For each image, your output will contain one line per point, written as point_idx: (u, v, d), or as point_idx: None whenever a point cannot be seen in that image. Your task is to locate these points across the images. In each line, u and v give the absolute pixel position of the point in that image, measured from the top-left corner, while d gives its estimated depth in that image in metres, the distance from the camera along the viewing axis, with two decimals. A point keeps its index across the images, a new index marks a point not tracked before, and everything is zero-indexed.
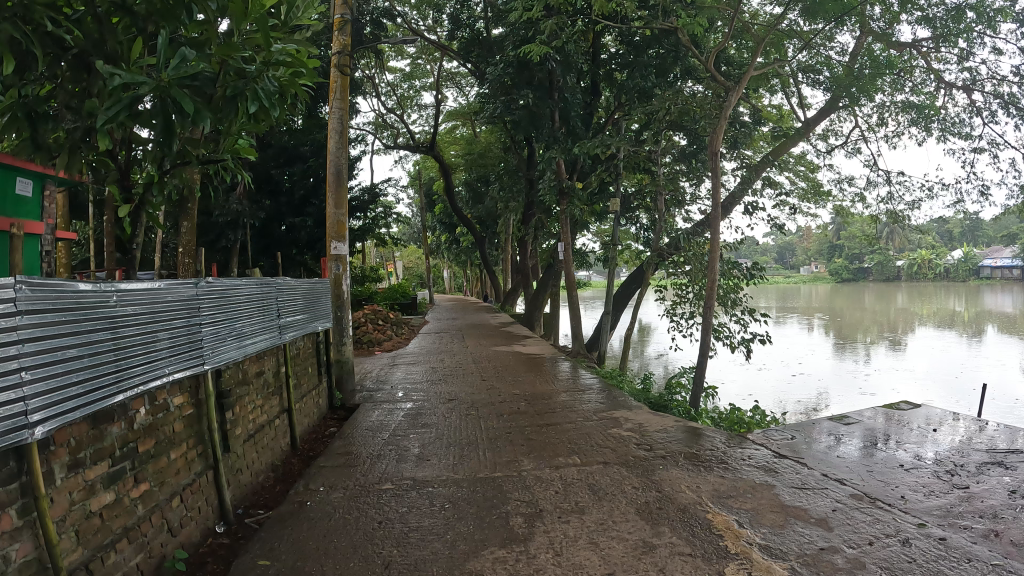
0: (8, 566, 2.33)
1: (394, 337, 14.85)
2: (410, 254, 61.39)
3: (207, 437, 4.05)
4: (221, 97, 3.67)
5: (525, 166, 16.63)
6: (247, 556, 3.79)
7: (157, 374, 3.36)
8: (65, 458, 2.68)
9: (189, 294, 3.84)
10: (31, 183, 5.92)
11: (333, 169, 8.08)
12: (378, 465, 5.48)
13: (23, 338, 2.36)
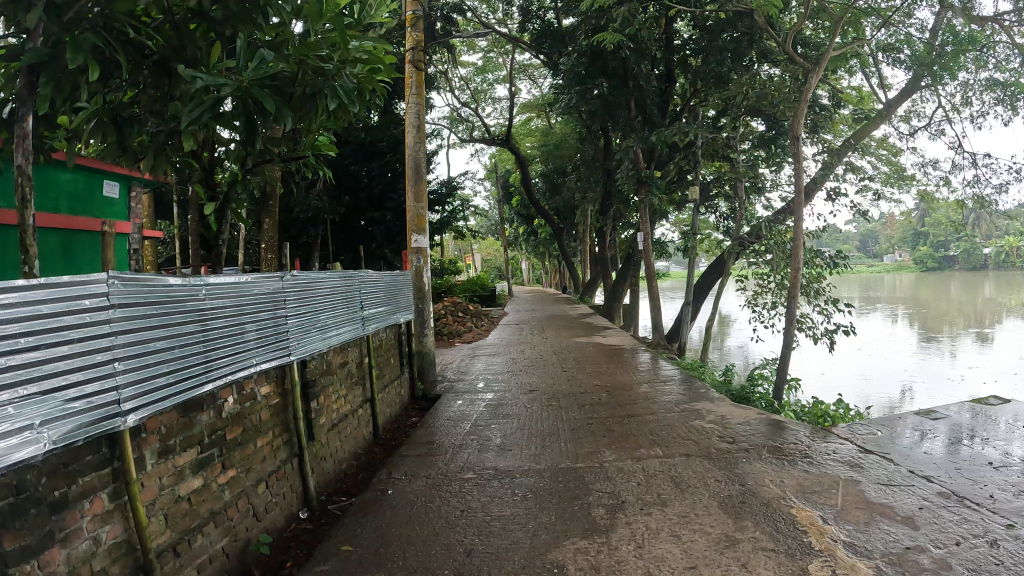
0: (101, 547, 2.47)
1: (474, 329, 14.98)
2: (486, 246, 61.80)
3: (293, 425, 4.20)
4: (301, 96, 3.79)
5: (602, 156, 16.48)
6: (330, 542, 3.91)
7: (246, 365, 3.50)
8: (156, 445, 2.82)
9: (275, 287, 3.98)
10: (118, 185, 6.59)
11: (412, 164, 8.21)
12: (461, 455, 5.57)
13: (117, 331, 2.50)
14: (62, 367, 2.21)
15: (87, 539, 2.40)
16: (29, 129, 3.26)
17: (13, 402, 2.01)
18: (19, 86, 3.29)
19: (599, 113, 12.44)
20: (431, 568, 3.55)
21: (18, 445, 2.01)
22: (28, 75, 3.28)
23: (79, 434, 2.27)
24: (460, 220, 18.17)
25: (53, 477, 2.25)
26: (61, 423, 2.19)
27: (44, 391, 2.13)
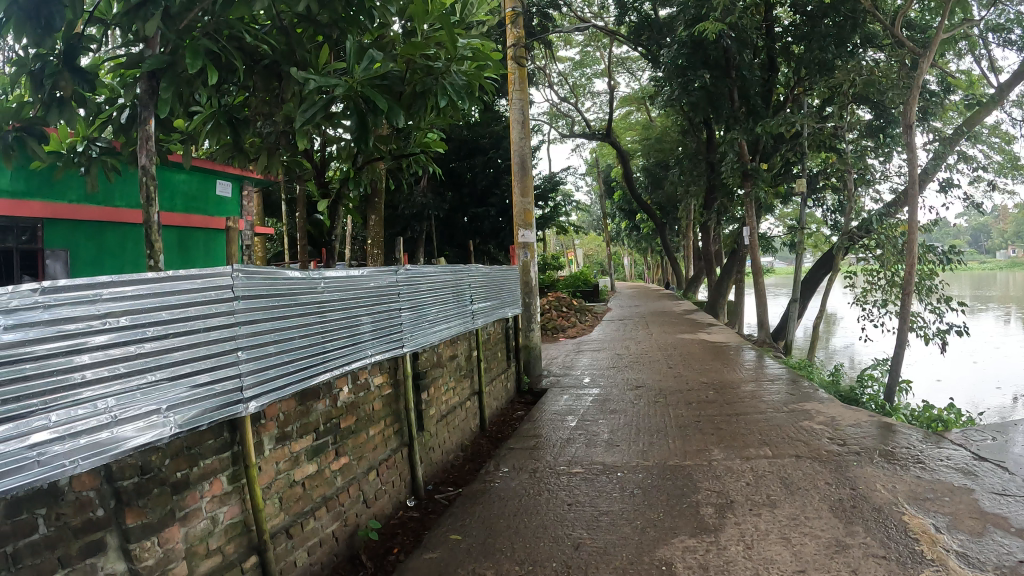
0: (218, 526, 2.60)
1: (578, 324, 14.96)
2: (590, 242, 61.62)
3: (404, 415, 4.33)
4: (410, 94, 3.88)
5: (705, 149, 16.09)
6: (439, 531, 4.00)
7: (360, 356, 3.64)
8: (273, 431, 2.96)
9: (389, 281, 4.11)
10: (230, 185, 7.04)
11: (517, 160, 8.26)
12: (569, 449, 5.59)
13: (239, 321, 2.65)
14: (189, 354, 2.36)
15: (206, 518, 2.54)
16: (151, 132, 3.50)
17: (143, 388, 2.16)
18: (141, 92, 3.53)
19: (702, 105, 12.16)
20: (538, 559, 3.58)
21: (146, 427, 2.16)
22: (150, 81, 3.52)
23: (203, 419, 2.41)
24: (563, 216, 18.18)
25: (176, 459, 2.39)
26: (185, 408, 2.34)
27: (171, 377, 2.28)
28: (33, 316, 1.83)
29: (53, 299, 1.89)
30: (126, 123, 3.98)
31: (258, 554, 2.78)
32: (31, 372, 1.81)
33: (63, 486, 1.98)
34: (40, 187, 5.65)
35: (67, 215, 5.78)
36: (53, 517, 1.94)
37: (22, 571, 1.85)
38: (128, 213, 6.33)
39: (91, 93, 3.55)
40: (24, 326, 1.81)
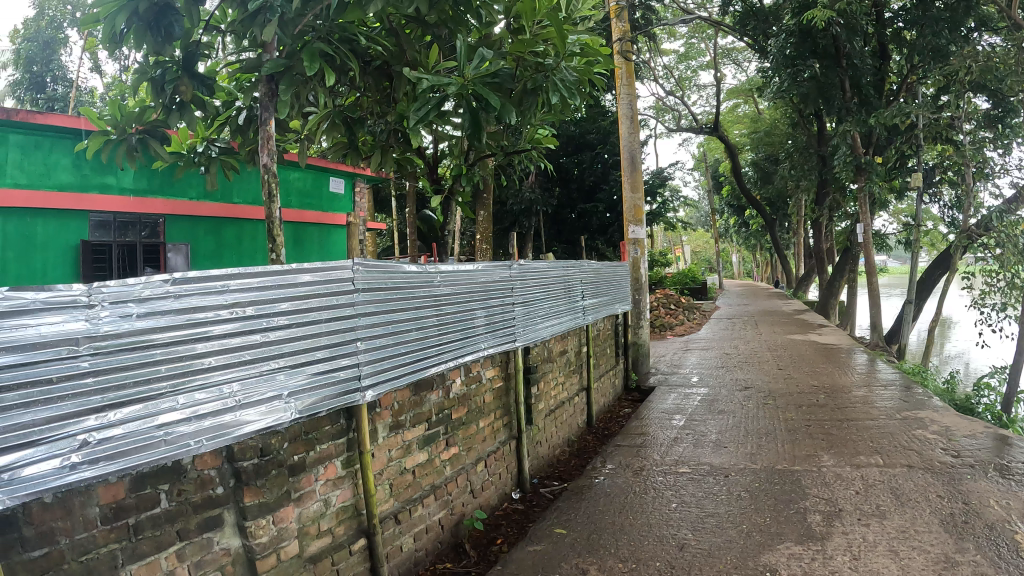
0: (330, 508, 2.70)
1: (686, 322, 14.71)
2: (699, 238, 60.51)
3: (514, 409, 4.40)
4: (521, 91, 3.91)
5: (816, 142, 15.49)
6: (544, 524, 3.92)
7: (474, 349, 3.71)
8: (388, 419, 3.06)
9: (504, 276, 4.18)
10: (344, 182, 7.29)
11: (627, 156, 8.20)
12: (674, 449, 5.39)
13: (359, 313, 2.76)
14: (310, 343, 2.49)
15: (319, 500, 2.64)
16: (271, 132, 3.77)
17: (266, 375, 2.30)
18: (261, 95, 3.76)
19: (811, 97, 11.73)
20: (643, 558, 3.43)
21: (268, 412, 2.30)
22: (269, 84, 3.73)
23: (322, 406, 2.53)
24: (671, 212, 17.90)
25: (295, 443, 2.51)
26: (306, 394, 2.46)
27: (292, 365, 2.41)
28: (164, 304, 1.99)
29: (183, 289, 2.05)
30: (243, 124, 4.26)
31: (366, 538, 2.86)
32: (161, 357, 1.96)
33: (187, 464, 2.13)
34: (163, 186, 6.05)
35: (189, 211, 6.17)
36: (175, 492, 2.09)
37: (143, 540, 2.01)
38: (245, 209, 6.66)
39: (209, 97, 3.86)
40: (155, 314, 1.97)
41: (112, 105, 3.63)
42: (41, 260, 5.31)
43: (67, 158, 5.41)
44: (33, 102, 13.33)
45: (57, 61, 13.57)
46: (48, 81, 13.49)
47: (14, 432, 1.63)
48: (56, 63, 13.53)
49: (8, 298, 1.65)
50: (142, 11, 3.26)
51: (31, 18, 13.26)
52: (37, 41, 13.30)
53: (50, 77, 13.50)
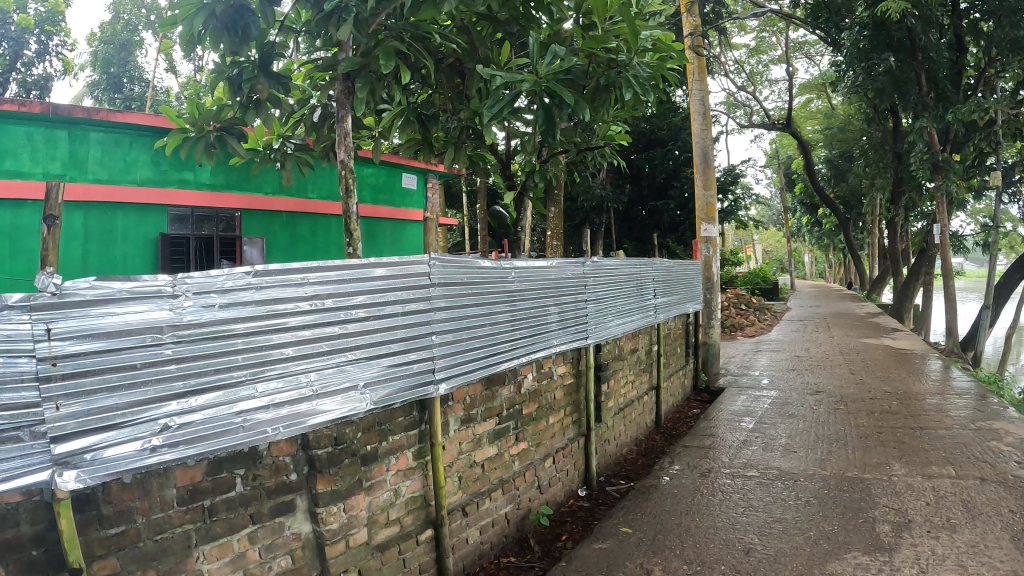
0: (400, 498, 2.75)
1: (757, 322, 14.45)
2: (769, 237, 59.22)
3: (584, 406, 4.41)
4: (594, 88, 3.91)
5: (891, 139, 14.99)
6: (609, 523, 3.91)
7: (546, 345, 3.73)
8: (459, 413, 3.11)
9: (578, 273, 4.17)
10: (415, 177, 7.40)
11: (700, 152, 8.11)
12: (743, 452, 5.31)
13: (436, 307, 2.81)
14: (387, 336, 2.54)
15: (390, 490, 2.69)
16: (347, 129, 3.85)
17: (342, 365, 2.36)
18: (338, 94, 3.87)
19: (885, 92, 11.37)
20: (708, 561, 3.40)
21: (343, 401, 2.36)
22: (346, 82, 3.84)
23: (397, 397, 2.58)
24: (742, 211, 17.57)
25: (368, 433, 2.57)
26: (381, 385, 2.52)
27: (368, 357, 2.46)
28: (247, 295, 2.07)
29: (265, 281, 2.13)
30: (316, 121, 4.39)
31: (433, 528, 2.90)
32: (241, 347, 2.04)
33: (263, 450, 2.20)
34: (239, 181, 6.21)
35: (263, 206, 6.31)
36: (250, 477, 2.17)
37: (216, 522, 2.08)
38: (318, 204, 6.79)
39: (285, 95, 3.93)
40: (238, 304, 2.05)
41: (190, 103, 3.79)
42: (121, 253, 5.54)
43: (146, 156, 5.64)
44: (111, 101, 13.66)
45: (134, 62, 13.99)
46: (125, 81, 13.87)
47: (96, 415, 1.74)
48: (132, 64, 13.93)
49: (95, 286, 1.75)
50: (220, 12, 3.36)
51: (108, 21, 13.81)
52: (113, 43, 13.75)
53: (127, 77, 13.87)
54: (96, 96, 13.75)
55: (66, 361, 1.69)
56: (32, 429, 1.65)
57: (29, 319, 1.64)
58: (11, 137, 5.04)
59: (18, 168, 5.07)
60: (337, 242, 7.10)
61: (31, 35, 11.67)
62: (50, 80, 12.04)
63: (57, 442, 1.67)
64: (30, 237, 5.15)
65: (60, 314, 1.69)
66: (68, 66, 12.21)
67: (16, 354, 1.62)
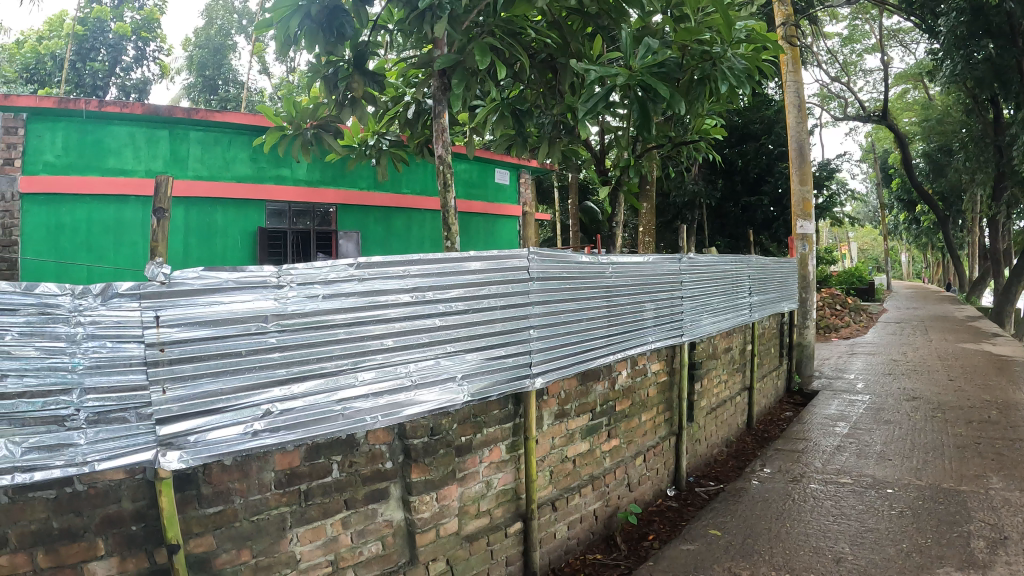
0: (491, 490, 2.79)
1: (853, 325, 14.00)
2: (863, 236, 57.23)
3: (676, 404, 4.38)
4: (688, 81, 3.92)
5: (993, 131, 14.24)
6: (698, 524, 3.87)
7: (641, 341, 3.70)
8: (553, 407, 3.13)
9: (674, 269, 4.11)
10: (508, 172, 7.58)
11: (795, 145, 7.97)
12: (835, 458, 5.17)
13: (534, 301, 2.82)
14: (485, 329, 2.57)
15: (482, 481, 2.73)
16: (445, 124, 3.97)
17: (441, 357, 2.40)
18: (435, 89, 3.98)
19: (986, 79, 10.82)
20: (797, 569, 3.31)
21: (441, 392, 2.39)
22: (441, 78, 3.95)
23: (494, 390, 2.61)
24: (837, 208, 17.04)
25: (463, 424, 2.61)
26: (479, 377, 2.54)
27: (467, 349, 2.50)
28: (349, 287, 2.13)
29: (367, 273, 2.19)
30: (411, 118, 4.49)
31: (523, 521, 2.92)
32: (343, 336, 2.10)
33: (360, 438, 2.26)
34: (334, 176, 6.35)
35: (360, 201, 6.46)
36: (347, 463, 2.23)
37: (312, 506, 2.15)
38: (411, 199, 6.89)
39: (379, 93, 4.01)
40: (340, 296, 2.11)
41: (287, 102, 4.06)
42: (222, 246, 5.77)
43: (245, 151, 5.86)
44: (207, 102, 14.03)
45: (227, 64, 14.38)
46: (220, 83, 14.24)
47: (201, 399, 1.82)
48: (226, 66, 14.32)
49: (203, 276, 1.83)
50: (315, 13, 3.45)
51: (202, 27, 14.32)
52: (208, 47, 14.21)
53: (222, 79, 14.24)
54: (193, 97, 14.19)
55: (173, 347, 1.78)
56: (137, 410, 1.75)
57: (138, 306, 1.75)
58: (115, 137, 5.38)
59: (122, 167, 5.41)
60: (432, 235, 7.20)
61: (128, 41, 12.23)
62: (148, 84, 12.56)
63: (162, 424, 1.76)
64: (134, 230, 5.46)
65: (167, 302, 1.78)
66: (164, 70, 12.69)
67: (124, 339, 1.73)
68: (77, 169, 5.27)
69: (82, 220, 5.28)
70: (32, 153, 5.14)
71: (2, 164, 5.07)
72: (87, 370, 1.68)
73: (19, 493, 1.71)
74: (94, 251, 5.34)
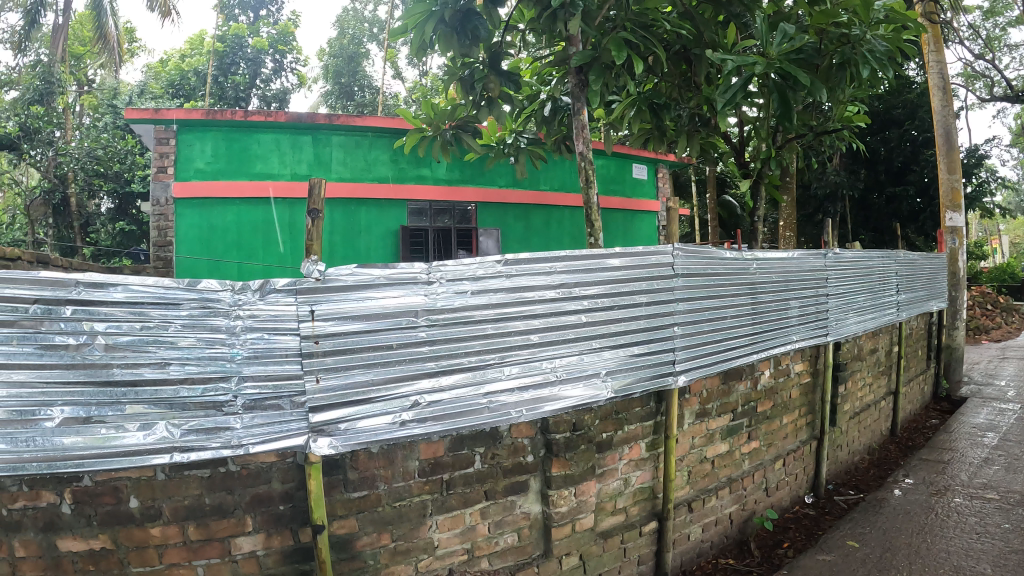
0: (628, 488, 2.80)
1: (1007, 326, 13.04)
2: (1016, 228, 53.02)
3: (819, 407, 4.25)
4: (828, 66, 3.78)
5: None
6: (836, 534, 3.74)
7: (786, 341, 3.61)
8: (695, 406, 3.11)
9: (818, 266, 3.97)
10: (646, 168, 7.50)
11: (942, 132, 7.51)
12: (985, 471, 4.84)
13: (679, 298, 2.80)
14: (631, 326, 2.58)
15: (620, 478, 2.75)
16: (586, 121, 4.09)
17: (585, 353, 2.43)
18: (573, 86, 4.09)
19: None
20: None
21: (585, 388, 2.42)
22: (578, 76, 4.06)
23: (638, 387, 2.62)
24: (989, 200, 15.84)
25: (605, 420, 2.63)
26: (623, 374, 2.56)
27: (612, 346, 2.51)
28: (496, 283, 2.21)
29: (513, 270, 2.25)
30: (548, 115, 4.65)
31: (658, 521, 2.92)
32: (489, 331, 2.17)
33: (503, 431, 2.34)
34: (474, 175, 6.48)
35: (500, 199, 6.56)
36: (488, 455, 2.30)
37: (452, 495, 2.23)
38: (549, 195, 6.89)
39: (516, 92, 4.15)
40: (487, 292, 2.18)
41: (427, 106, 4.24)
42: (366, 243, 6.03)
43: (385, 154, 6.07)
44: (345, 108, 14.63)
45: (361, 71, 14.91)
46: (356, 89, 14.81)
47: (354, 389, 1.92)
48: (360, 73, 14.87)
49: (356, 274, 1.95)
50: (448, 18, 3.56)
51: (336, 37, 14.96)
52: (343, 56, 14.82)
53: (357, 85, 14.82)
54: (331, 104, 14.89)
55: (327, 339, 1.89)
56: (292, 398, 1.87)
57: (295, 302, 1.87)
58: (261, 144, 5.72)
59: (269, 171, 5.74)
60: (573, 232, 7.14)
61: (266, 54, 12.90)
62: (288, 93, 13.22)
63: (315, 411, 1.87)
64: (281, 230, 5.78)
65: (323, 298, 1.90)
66: (301, 79, 13.35)
67: (282, 332, 1.86)
68: (227, 175, 5.66)
69: (231, 222, 5.70)
70: (184, 162, 5.58)
71: (158, 172, 5.58)
72: (245, 360, 1.82)
73: (176, 471, 1.87)
74: (244, 252, 5.75)
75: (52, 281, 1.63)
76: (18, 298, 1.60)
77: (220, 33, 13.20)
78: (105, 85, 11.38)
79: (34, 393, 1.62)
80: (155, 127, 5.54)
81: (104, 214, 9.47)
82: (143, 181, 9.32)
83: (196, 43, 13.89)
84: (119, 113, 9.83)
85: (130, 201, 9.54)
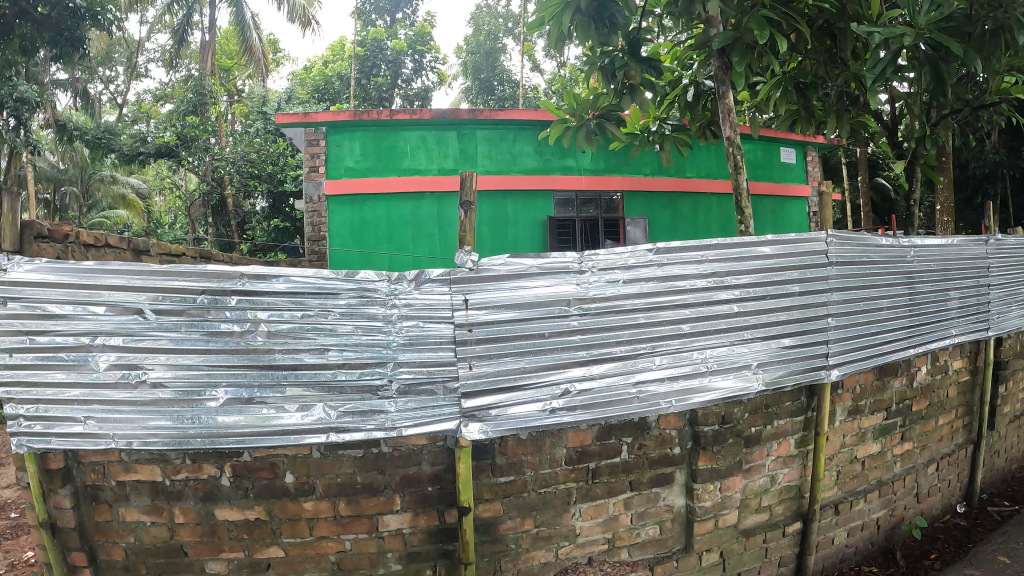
0: (775, 485, 2.70)
1: None
2: None
3: (977, 408, 3.93)
4: (982, 35, 3.46)
5: None
6: (985, 548, 3.46)
7: (944, 334, 3.37)
8: (848, 403, 2.97)
9: (981, 253, 3.67)
10: (793, 151, 7.19)
11: None
12: None
13: (834, 287, 2.67)
14: (783, 316, 2.48)
15: (766, 475, 2.66)
16: (730, 104, 3.97)
17: (737, 343, 2.37)
18: (716, 70, 3.99)
19: None
20: None
21: (735, 380, 2.36)
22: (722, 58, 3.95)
23: (789, 379, 2.52)
24: None
25: (754, 415, 2.56)
26: (774, 367, 2.47)
27: (763, 337, 2.44)
28: (648, 272, 2.20)
29: (665, 258, 2.23)
30: (692, 100, 4.58)
31: (803, 522, 2.81)
32: (640, 320, 2.17)
33: (651, 422, 2.32)
34: (620, 164, 6.41)
35: (643, 187, 6.48)
36: (636, 445, 2.30)
37: (597, 484, 2.25)
38: (695, 183, 6.75)
39: (657, 77, 4.07)
40: (639, 281, 2.18)
41: (569, 97, 4.26)
42: (513, 236, 6.14)
43: (530, 146, 6.14)
44: (485, 103, 14.91)
45: (500, 66, 15.09)
46: (495, 84, 15.03)
47: (505, 375, 1.97)
48: (499, 67, 15.06)
49: (509, 263, 1.99)
50: (585, 8, 3.55)
51: (473, 34, 15.23)
52: (480, 52, 15.09)
53: (496, 80, 15.02)
54: (472, 100, 15.22)
55: (479, 328, 1.95)
56: (445, 384, 1.94)
57: (449, 291, 1.94)
58: (408, 141, 5.94)
59: (416, 167, 5.96)
60: (718, 221, 6.96)
61: (406, 56, 13.32)
62: (428, 91, 13.60)
63: (467, 397, 1.94)
64: (430, 222, 5.99)
65: (476, 287, 1.96)
66: (441, 77, 13.67)
67: (437, 320, 1.93)
68: (376, 172, 5.92)
69: (383, 217, 5.95)
70: (335, 161, 5.89)
71: (311, 171, 5.92)
72: (400, 347, 1.90)
73: (331, 450, 1.99)
74: (396, 243, 5.98)
75: (219, 275, 1.79)
76: (186, 290, 1.78)
77: (360, 37, 13.74)
78: (257, 92, 12.15)
79: (200, 374, 1.78)
80: (306, 130, 5.86)
81: (259, 212, 10.10)
82: (294, 181, 9.59)
83: (338, 49, 14.52)
84: (271, 117, 10.46)
85: (283, 200, 9.93)
